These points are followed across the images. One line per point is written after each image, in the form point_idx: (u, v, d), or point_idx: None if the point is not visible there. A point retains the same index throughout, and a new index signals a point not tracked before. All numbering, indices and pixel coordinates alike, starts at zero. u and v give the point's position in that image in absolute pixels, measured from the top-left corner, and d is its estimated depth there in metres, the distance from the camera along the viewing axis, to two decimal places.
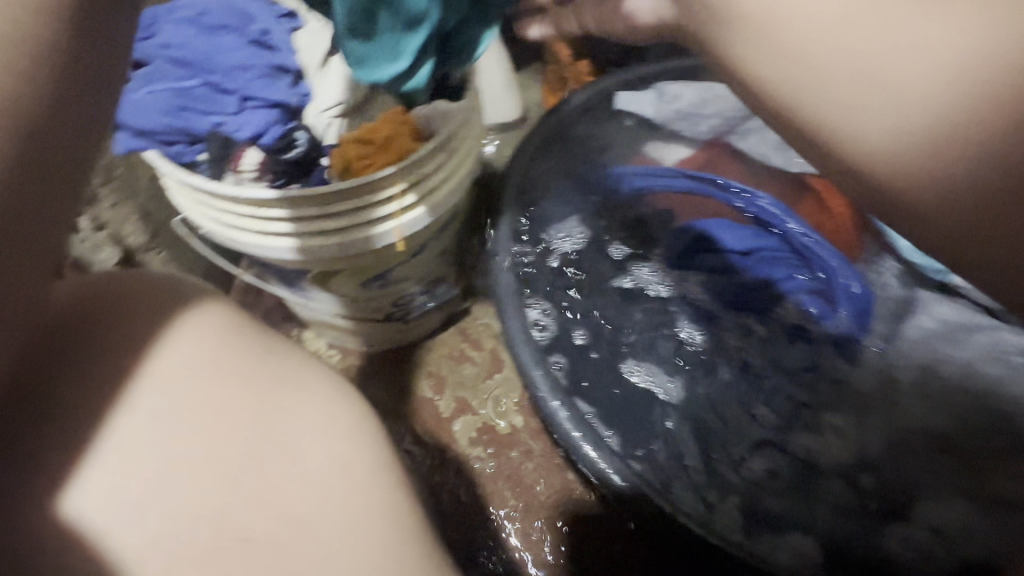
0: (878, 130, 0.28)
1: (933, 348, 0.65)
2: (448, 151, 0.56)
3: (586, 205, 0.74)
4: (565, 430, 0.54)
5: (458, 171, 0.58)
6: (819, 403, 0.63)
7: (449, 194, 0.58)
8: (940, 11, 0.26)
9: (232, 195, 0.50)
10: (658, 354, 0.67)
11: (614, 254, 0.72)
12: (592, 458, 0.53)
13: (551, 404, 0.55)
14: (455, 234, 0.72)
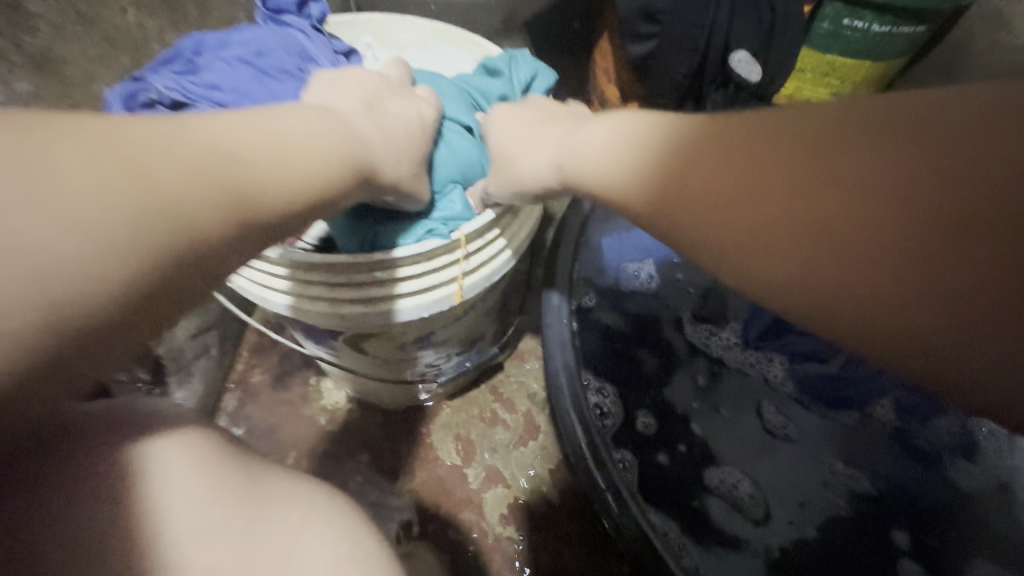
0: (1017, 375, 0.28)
1: None
2: (511, 214, 0.50)
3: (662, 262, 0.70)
4: (613, 509, 0.52)
5: (520, 235, 0.53)
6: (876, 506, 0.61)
7: (510, 257, 0.52)
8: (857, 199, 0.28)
9: (273, 253, 0.45)
10: (717, 437, 0.64)
11: (690, 329, 0.69)
12: (635, 533, 0.51)
13: (601, 486, 0.52)
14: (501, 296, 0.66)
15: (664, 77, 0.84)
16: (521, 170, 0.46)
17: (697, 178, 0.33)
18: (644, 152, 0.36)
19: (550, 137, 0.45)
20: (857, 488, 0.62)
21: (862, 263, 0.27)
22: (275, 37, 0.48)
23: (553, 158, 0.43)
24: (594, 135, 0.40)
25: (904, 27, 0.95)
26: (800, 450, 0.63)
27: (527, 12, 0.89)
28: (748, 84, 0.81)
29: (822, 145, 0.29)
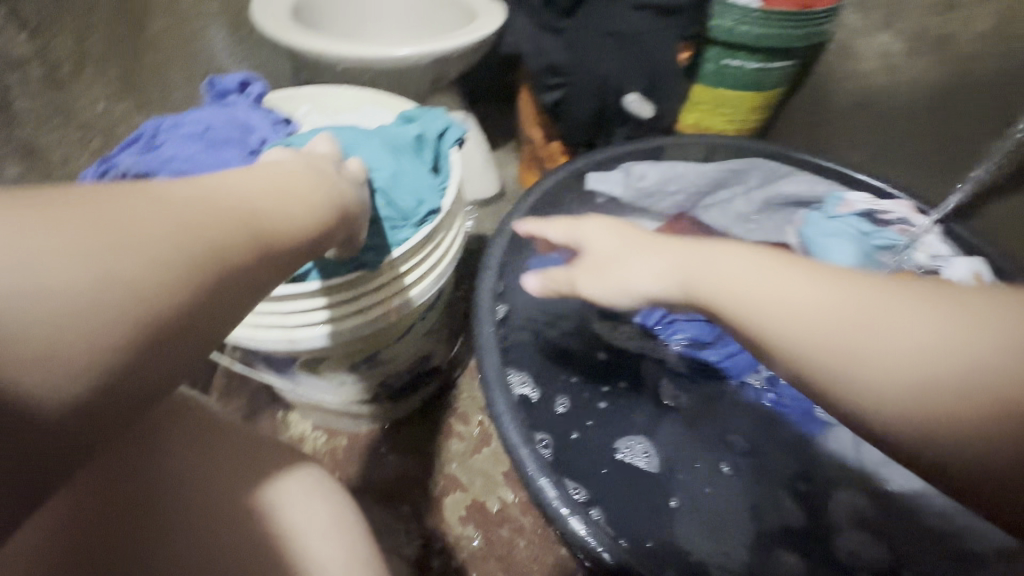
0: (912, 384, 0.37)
1: None
2: (433, 242, 0.59)
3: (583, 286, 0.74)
4: (563, 521, 0.51)
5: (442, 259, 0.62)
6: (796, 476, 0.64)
7: (435, 278, 0.61)
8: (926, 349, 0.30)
9: None
10: (646, 434, 0.66)
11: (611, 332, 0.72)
12: (585, 541, 0.51)
13: (546, 495, 0.52)
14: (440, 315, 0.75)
15: (573, 121, 0.99)
16: (632, 280, 0.43)
17: (882, 331, 0.31)
18: (815, 293, 0.34)
19: (672, 264, 0.42)
20: (766, 462, 0.65)
21: (962, 413, 0.28)
22: (221, 115, 0.58)
23: (670, 283, 0.41)
24: (739, 267, 0.38)
25: (772, 62, 1.08)
26: (759, 492, 0.63)
27: (451, 74, 1.03)
28: (642, 119, 0.96)
29: (887, 307, 0.31)
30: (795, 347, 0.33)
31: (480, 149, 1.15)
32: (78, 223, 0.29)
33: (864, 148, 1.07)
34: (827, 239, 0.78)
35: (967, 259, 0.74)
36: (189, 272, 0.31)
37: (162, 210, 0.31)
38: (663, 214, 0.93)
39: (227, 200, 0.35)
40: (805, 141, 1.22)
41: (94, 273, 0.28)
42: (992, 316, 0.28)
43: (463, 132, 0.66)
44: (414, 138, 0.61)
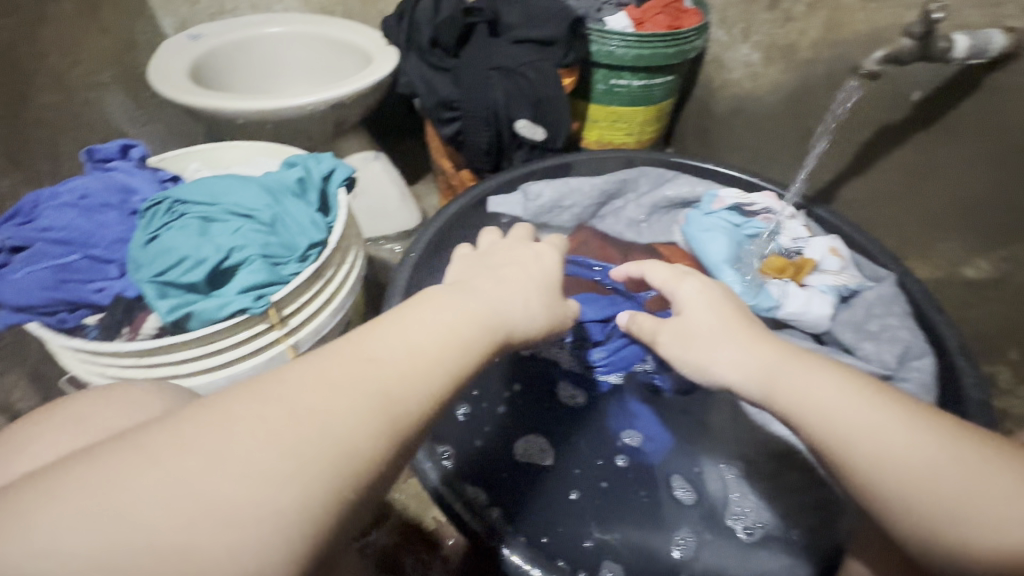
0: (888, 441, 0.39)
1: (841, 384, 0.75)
2: (323, 280, 0.62)
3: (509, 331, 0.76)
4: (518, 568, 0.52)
5: (335, 293, 0.65)
6: (706, 452, 0.67)
7: (329, 313, 0.64)
8: (930, 460, 0.37)
9: (114, 349, 0.52)
10: (570, 450, 0.68)
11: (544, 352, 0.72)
12: None
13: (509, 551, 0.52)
14: None
15: (473, 149, 1.05)
16: (718, 365, 0.48)
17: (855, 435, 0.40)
18: (873, 413, 0.40)
19: (762, 359, 0.46)
20: (674, 452, 0.68)
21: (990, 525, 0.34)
22: (100, 180, 0.61)
23: (763, 383, 0.45)
24: (813, 380, 0.43)
25: (656, 78, 1.17)
26: (653, 476, 0.66)
27: (353, 117, 1.07)
28: (535, 142, 1.04)
29: (958, 445, 0.38)
30: (851, 446, 0.39)
31: (395, 185, 1.20)
32: (345, 395, 0.34)
33: (745, 150, 1.16)
34: (703, 237, 0.86)
35: (821, 238, 0.83)
36: (410, 411, 0.36)
37: (398, 351, 0.38)
38: (564, 227, 1.00)
39: (456, 327, 0.41)
40: (699, 144, 1.32)
41: (350, 448, 0.32)
42: (972, 462, 0.37)
43: (352, 171, 0.69)
44: (296, 180, 0.64)
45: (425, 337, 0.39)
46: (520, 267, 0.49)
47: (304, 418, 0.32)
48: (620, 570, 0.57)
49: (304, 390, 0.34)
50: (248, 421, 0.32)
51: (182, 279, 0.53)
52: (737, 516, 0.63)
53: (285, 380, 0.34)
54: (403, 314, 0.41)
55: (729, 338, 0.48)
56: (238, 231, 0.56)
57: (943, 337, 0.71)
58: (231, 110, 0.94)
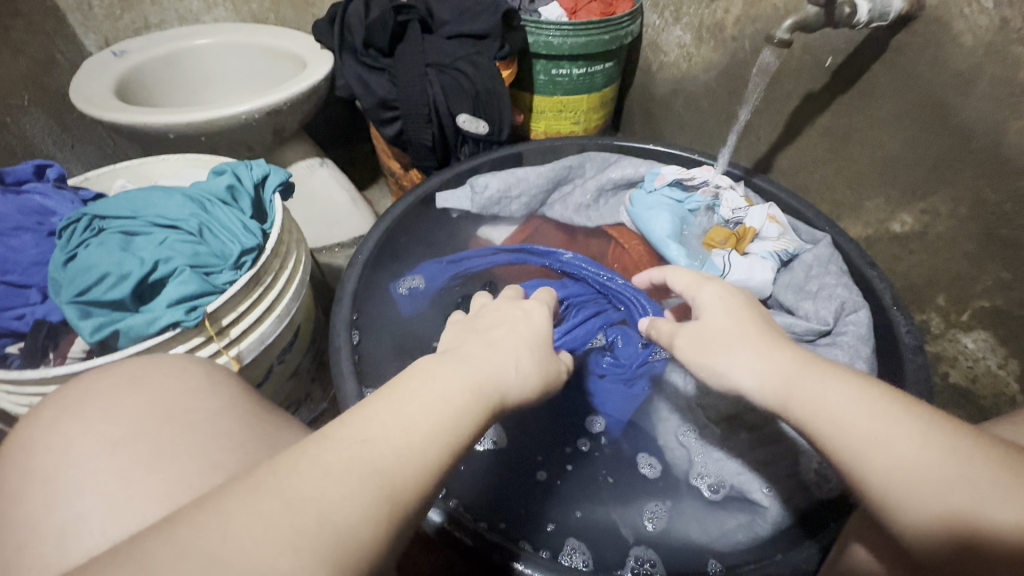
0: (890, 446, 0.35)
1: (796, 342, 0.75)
2: (262, 286, 0.61)
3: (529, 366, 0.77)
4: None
5: (278, 300, 0.64)
6: (683, 426, 0.66)
7: (273, 320, 0.63)
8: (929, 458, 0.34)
9: (38, 376, 0.49)
10: (558, 456, 0.67)
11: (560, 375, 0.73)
12: None
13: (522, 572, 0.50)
14: (302, 353, 0.76)
15: (418, 147, 1.04)
16: (734, 373, 0.44)
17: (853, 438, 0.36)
18: (884, 426, 0.35)
19: (776, 363, 0.43)
20: (635, 432, 0.69)
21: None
22: (14, 203, 0.58)
23: (778, 391, 0.42)
24: (826, 387, 0.39)
25: (596, 65, 1.19)
26: (617, 454, 0.67)
27: (293, 124, 1.05)
28: (479, 135, 1.04)
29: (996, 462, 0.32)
30: (861, 458, 0.35)
31: (344, 190, 1.18)
32: (340, 480, 0.31)
33: (688, 129, 1.19)
34: (647, 213, 0.88)
35: (759, 207, 0.85)
36: (401, 495, 0.32)
37: (403, 429, 0.35)
38: (514, 217, 1.00)
39: (450, 396, 0.38)
40: (645, 127, 1.35)
41: (342, 538, 0.29)
42: (1006, 479, 0.31)
43: (286, 176, 0.68)
44: (225, 188, 0.63)
45: (420, 410, 0.36)
46: (506, 325, 0.47)
47: (301, 507, 0.29)
48: (583, 548, 0.58)
49: (298, 474, 0.30)
50: (238, 506, 0.28)
51: (105, 296, 0.51)
52: (735, 489, 0.61)
53: (283, 470, 0.31)
54: (402, 385, 0.38)
55: (735, 348, 0.45)
56: (164, 243, 0.55)
57: (877, 292, 0.74)
58: (161, 125, 0.91)
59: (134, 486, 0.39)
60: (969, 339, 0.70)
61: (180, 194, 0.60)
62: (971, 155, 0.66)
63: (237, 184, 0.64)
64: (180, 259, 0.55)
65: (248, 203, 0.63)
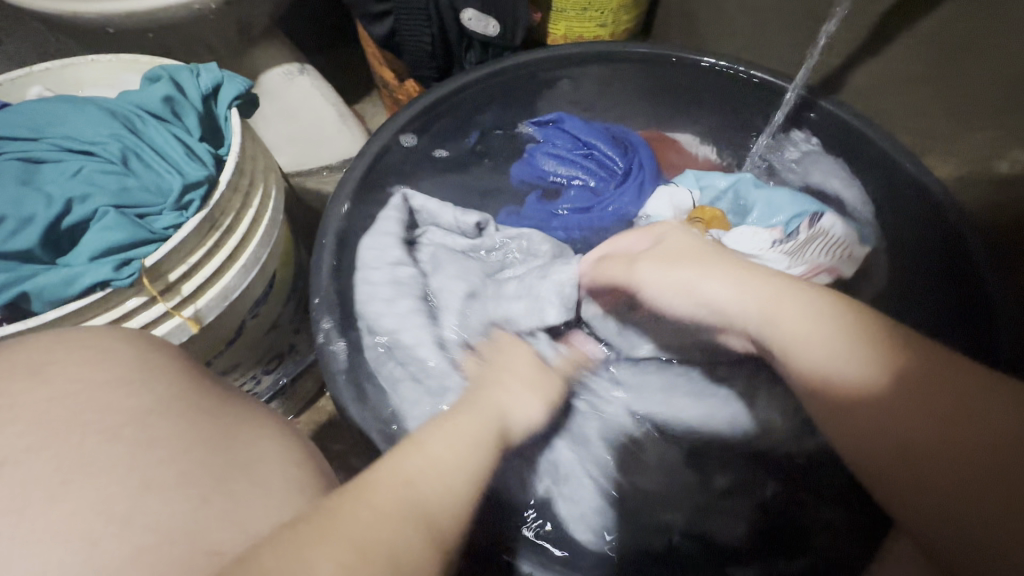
0: (819, 343, 0.40)
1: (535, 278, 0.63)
2: (220, 231, 0.49)
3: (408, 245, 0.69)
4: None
5: (243, 246, 0.52)
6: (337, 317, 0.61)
7: (239, 271, 0.52)
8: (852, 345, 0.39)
9: None
10: None
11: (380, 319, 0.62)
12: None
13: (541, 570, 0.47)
14: (281, 302, 0.66)
15: (415, 52, 0.87)
16: (703, 290, 0.47)
17: (793, 314, 0.42)
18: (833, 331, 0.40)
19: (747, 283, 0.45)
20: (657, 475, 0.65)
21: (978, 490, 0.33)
22: None
23: (754, 314, 0.44)
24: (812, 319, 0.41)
25: None
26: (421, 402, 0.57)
27: (262, 19, 0.87)
28: (489, 39, 0.85)
29: (935, 381, 0.36)
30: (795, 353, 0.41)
31: (330, 104, 1.02)
32: (397, 526, 0.31)
33: (738, 36, 0.99)
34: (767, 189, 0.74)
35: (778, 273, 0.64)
36: (446, 533, 0.34)
37: (438, 466, 0.37)
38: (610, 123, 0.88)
39: (460, 431, 0.41)
40: (685, 34, 1.14)
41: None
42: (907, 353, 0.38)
43: (244, 85, 0.53)
44: (162, 100, 0.48)
45: (445, 452, 0.38)
46: (495, 376, 0.50)
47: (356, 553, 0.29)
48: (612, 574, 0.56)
49: (357, 517, 0.31)
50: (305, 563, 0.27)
51: (5, 246, 0.39)
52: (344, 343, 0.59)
53: (338, 510, 0.31)
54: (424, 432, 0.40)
55: (720, 273, 0.47)
56: (80, 174, 0.43)
57: (966, 244, 0.61)
58: (94, 16, 0.73)
59: (46, 510, 0.30)
60: None
61: (99, 107, 0.46)
62: None
63: (177, 92, 0.50)
64: (101, 195, 0.43)
65: (193, 119, 0.49)
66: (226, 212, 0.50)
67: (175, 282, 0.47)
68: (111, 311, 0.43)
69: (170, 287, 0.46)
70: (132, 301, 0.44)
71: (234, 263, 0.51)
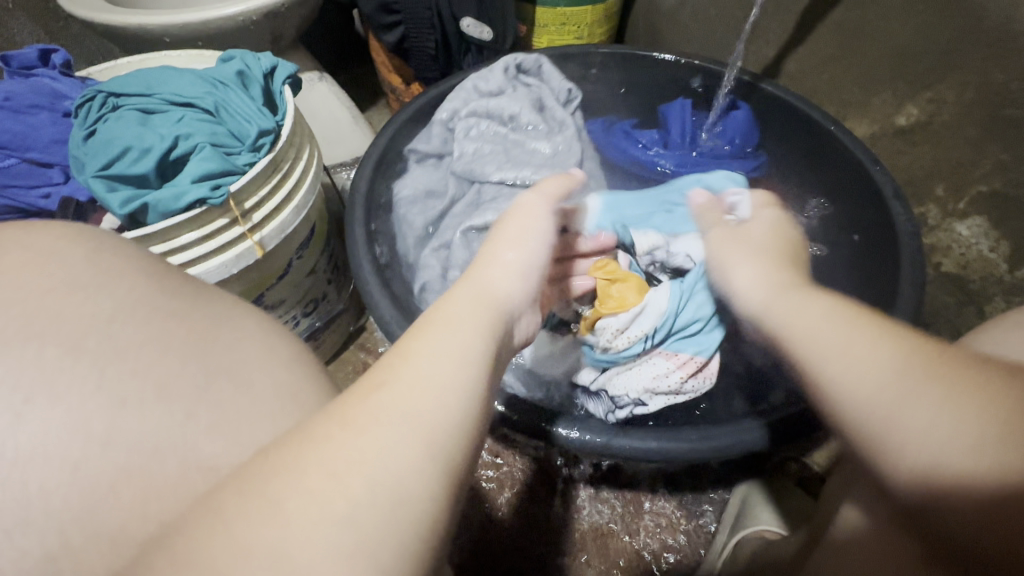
0: (858, 380, 0.34)
1: (551, 141, 0.91)
2: (280, 174, 0.61)
3: (520, 94, 0.94)
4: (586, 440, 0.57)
5: (295, 191, 0.64)
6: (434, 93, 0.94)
7: (293, 210, 0.64)
8: (876, 371, 0.33)
9: None
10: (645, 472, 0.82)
11: (454, 107, 0.92)
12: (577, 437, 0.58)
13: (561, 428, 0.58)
14: (316, 251, 0.77)
15: (420, 56, 1.03)
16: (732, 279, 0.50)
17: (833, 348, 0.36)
18: (865, 364, 0.34)
19: (774, 279, 0.46)
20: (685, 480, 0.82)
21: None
22: (26, 84, 0.58)
23: (763, 301, 0.45)
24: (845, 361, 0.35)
25: None
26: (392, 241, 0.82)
27: (291, 31, 1.02)
28: (483, 43, 1.01)
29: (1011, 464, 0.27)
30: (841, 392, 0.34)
31: (344, 107, 1.16)
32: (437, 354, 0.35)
33: (696, 41, 1.16)
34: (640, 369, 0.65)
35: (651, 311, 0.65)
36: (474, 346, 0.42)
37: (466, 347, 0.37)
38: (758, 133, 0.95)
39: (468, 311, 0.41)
40: (650, 41, 1.31)
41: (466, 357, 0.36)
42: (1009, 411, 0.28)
43: (295, 68, 0.66)
44: (236, 74, 0.62)
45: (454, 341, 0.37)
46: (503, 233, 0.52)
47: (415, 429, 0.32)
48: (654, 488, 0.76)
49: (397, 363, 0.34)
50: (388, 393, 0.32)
51: (130, 170, 0.52)
52: (425, 109, 0.93)
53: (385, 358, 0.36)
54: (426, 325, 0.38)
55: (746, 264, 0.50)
56: (181, 122, 0.56)
57: (877, 183, 0.76)
58: (155, 27, 0.88)
59: None
60: (964, 227, 0.71)
61: (191, 76, 0.60)
62: (984, 36, 0.64)
63: (245, 67, 0.63)
64: (198, 137, 0.56)
65: (258, 87, 0.63)
66: (284, 162, 0.62)
67: (245, 211, 0.58)
68: (197, 230, 0.54)
69: (241, 215, 0.58)
70: (215, 225, 0.55)
71: (289, 203, 0.63)
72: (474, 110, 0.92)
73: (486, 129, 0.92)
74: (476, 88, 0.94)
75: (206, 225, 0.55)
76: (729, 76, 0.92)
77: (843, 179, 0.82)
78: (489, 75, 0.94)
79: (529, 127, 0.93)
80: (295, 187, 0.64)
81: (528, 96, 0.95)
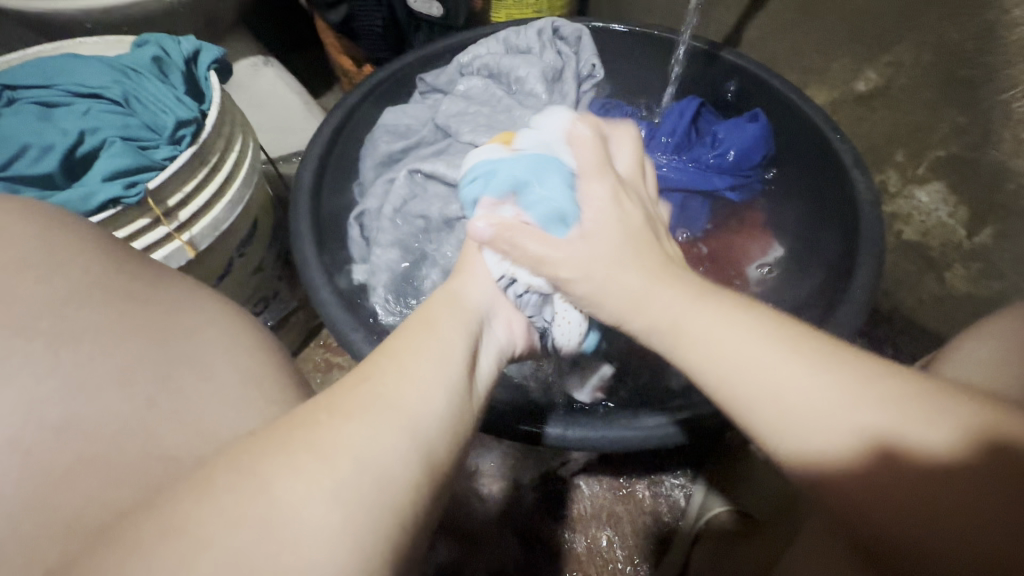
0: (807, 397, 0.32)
1: (532, 115, 0.84)
2: (209, 167, 0.56)
3: (539, 59, 0.87)
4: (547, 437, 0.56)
5: (229, 184, 0.59)
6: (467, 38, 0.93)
7: (227, 205, 0.59)
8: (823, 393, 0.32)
9: None
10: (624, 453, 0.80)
11: (468, 60, 0.90)
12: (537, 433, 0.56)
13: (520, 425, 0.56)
14: (263, 246, 0.73)
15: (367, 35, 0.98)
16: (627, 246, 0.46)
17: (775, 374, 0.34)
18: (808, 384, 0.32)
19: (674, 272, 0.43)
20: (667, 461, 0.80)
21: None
22: None
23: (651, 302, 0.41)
24: (791, 377, 0.32)
25: None
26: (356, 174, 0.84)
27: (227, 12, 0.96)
28: (433, 18, 0.96)
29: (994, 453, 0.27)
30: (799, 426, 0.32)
31: (293, 92, 1.10)
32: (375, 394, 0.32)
33: (658, 10, 1.12)
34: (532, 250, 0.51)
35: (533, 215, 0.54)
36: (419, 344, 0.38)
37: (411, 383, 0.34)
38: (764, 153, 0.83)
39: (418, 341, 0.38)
40: (613, 12, 1.27)
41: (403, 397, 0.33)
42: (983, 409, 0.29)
43: (220, 52, 0.61)
44: (151, 60, 0.57)
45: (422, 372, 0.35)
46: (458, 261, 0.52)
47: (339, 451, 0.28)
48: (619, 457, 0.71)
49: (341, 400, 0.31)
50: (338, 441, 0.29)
51: (31, 170, 0.48)
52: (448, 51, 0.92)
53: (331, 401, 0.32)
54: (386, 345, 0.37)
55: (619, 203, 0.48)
56: (89, 115, 0.52)
57: (837, 150, 0.74)
58: (73, 12, 0.81)
59: None
60: (923, 193, 0.70)
61: (99, 65, 0.55)
62: None
63: (162, 52, 0.59)
64: (109, 132, 0.52)
65: (177, 74, 0.58)
66: (215, 152, 0.57)
67: (171, 209, 0.54)
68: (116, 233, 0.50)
69: (166, 213, 0.53)
70: (136, 226, 0.51)
71: (224, 197, 0.59)
72: (482, 63, 0.89)
73: (482, 88, 0.88)
74: (491, 44, 0.90)
75: (127, 227, 0.51)
76: (683, 47, 0.88)
77: (805, 147, 0.80)
78: (528, 28, 0.89)
79: (528, 94, 0.86)
80: (230, 179, 0.59)
81: (545, 59, 0.87)
